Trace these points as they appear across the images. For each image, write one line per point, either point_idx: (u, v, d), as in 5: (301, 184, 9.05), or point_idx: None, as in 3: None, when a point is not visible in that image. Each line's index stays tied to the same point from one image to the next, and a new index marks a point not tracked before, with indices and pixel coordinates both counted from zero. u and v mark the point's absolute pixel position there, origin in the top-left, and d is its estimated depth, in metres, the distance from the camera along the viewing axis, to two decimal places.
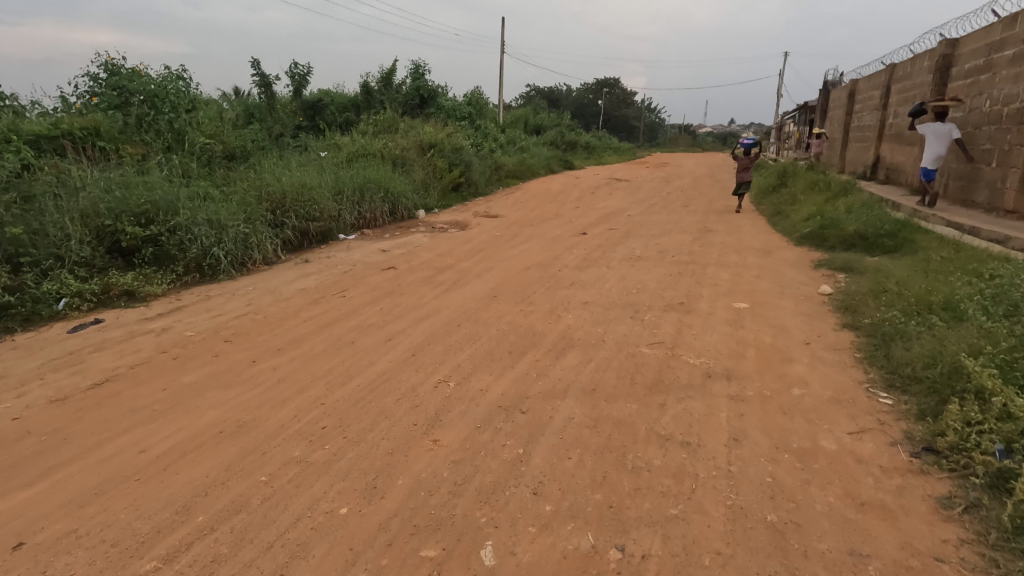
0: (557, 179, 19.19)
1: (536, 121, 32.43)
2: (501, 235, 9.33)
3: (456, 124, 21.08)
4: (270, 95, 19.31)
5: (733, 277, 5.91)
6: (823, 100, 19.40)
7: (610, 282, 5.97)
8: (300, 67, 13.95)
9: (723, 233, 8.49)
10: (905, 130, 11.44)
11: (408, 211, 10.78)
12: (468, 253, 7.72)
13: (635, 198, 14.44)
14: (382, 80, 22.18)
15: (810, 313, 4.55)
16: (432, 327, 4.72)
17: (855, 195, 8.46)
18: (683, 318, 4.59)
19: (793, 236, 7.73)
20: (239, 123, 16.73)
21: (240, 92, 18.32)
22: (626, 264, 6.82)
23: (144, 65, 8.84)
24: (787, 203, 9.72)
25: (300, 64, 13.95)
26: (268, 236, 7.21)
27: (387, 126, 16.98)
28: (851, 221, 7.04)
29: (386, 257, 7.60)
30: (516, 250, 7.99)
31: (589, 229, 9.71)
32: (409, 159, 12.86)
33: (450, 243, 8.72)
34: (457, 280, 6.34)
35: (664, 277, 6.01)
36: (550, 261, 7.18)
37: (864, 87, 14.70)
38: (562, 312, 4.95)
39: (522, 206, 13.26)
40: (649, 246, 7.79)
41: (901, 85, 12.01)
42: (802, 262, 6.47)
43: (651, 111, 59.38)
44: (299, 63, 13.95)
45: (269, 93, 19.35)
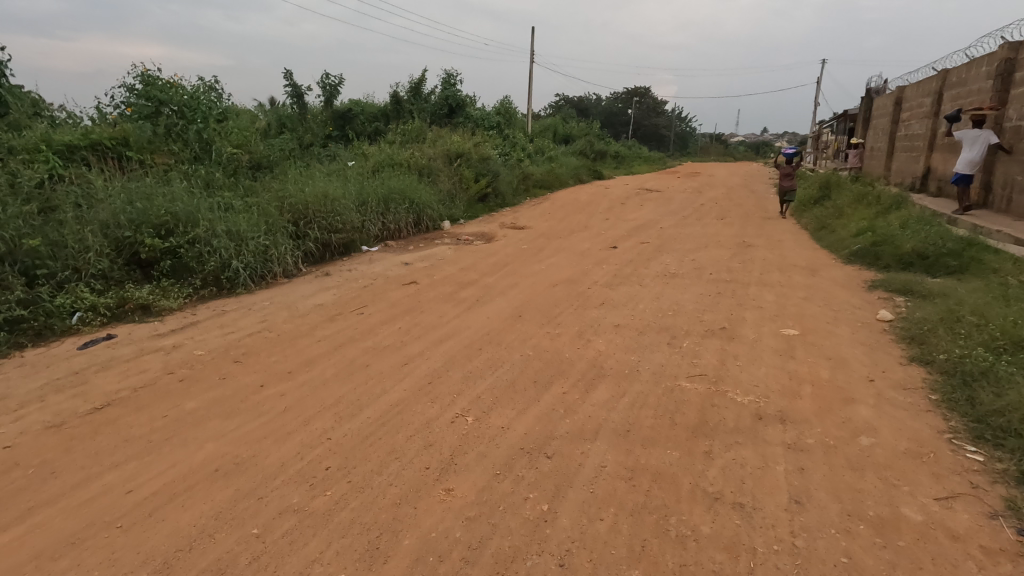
0: (586, 189, 18.80)
1: (565, 130, 32.15)
2: (527, 248, 9.02)
3: (484, 133, 20.93)
4: (302, 105, 19.52)
5: (777, 298, 5.46)
6: (866, 108, 18.58)
7: (643, 302, 5.59)
8: (333, 78, 14.04)
9: (763, 249, 8.00)
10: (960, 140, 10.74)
11: (434, 223, 10.56)
12: (493, 268, 7.42)
13: (667, 209, 13.97)
14: (412, 89, 22.24)
15: (870, 344, 4.09)
16: (453, 350, 4.42)
17: (908, 209, 7.89)
18: (725, 346, 4.18)
19: (841, 253, 7.21)
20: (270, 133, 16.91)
21: (272, 103, 18.57)
22: (660, 281, 6.42)
23: (178, 77, 8.90)
24: (832, 217, 9.16)
25: (333, 76, 14.05)
26: (289, 248, 7.04)
27: (415, 136, 16.92)
28: (907, 238, 6.50)
29: (408, 271, 7.36)
30: (543, 264, 7.66)
31: (620, 243, 9.32)
32: (435, 169, 12.68)
33: (474, 256, 8.44)
34: (480, 297, 6.04)
35: (701, 297, 5.59)
36: (579, 277, 6.82)
37: (911, 94, 13.98)
38: (592, 336, 4.59)
39: (550, 217, 12.93)
40: (684, 263, 7.36)
41: (956, 92, 11.30)
42: (853, 282, 5.97)
43: (682, 120, 58.57)
44: (332, 75, 14.07)
45: (301, 103, 19.56)
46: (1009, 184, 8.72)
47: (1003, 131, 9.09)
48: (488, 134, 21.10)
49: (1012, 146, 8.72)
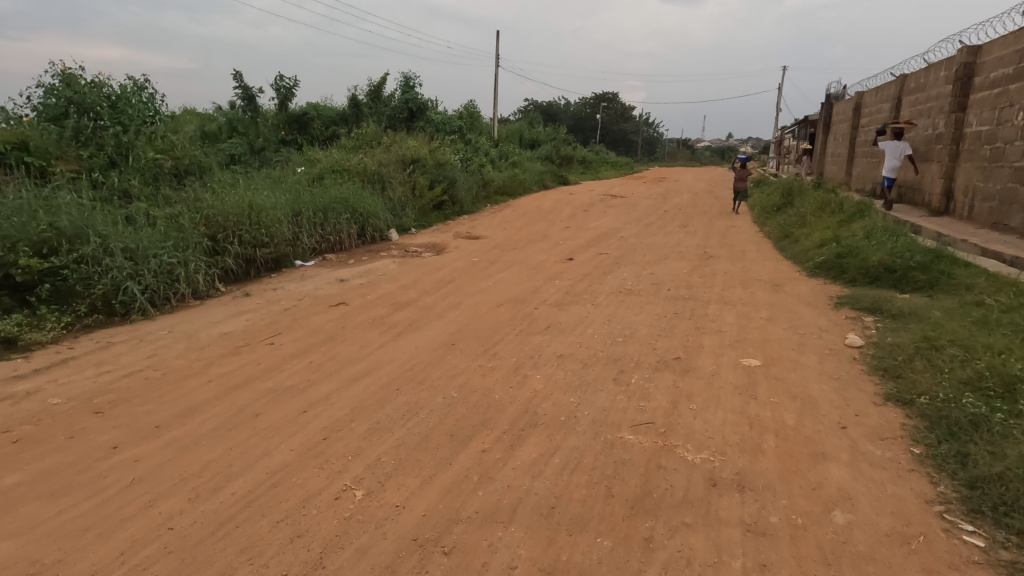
0: (550, 196, 18.31)
1: (531, 135, 31.75)
2: (478, 261, 8.41)
3: (446, 139, 20.32)
4: (254, 108, 18.59)
5: (739, 318, 4.96)
6: (826, 114, 18.60)
7: (593, 325, 5.03)
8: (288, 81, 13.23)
9: (725, 261, 7.57)
10: (920, 145, 10.57)
11: (380, 233, 9.87)
12: (435, 285, 6.78)
13: (630, 217, 13.55)
14: (371, 92, 21.45)
15: (840, 378, 3.59)
16: (365, 392, 3.77)
17: (872, 218, 7.57)
18: (677, 383, 3.63)
19: (806, 265, 6.81)
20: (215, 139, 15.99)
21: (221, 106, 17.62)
22: (614, 300, 5.88)
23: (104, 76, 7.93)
24: (795, 225, 8.81)
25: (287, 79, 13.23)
26: (203, 266, 6.26)
27: (371, 140, 16.17)
28: (873, 249, 6.13)
29: (340, 289, 6.66)
30: (492, 280, 7.06)
31: (577, 254, 8.79)
32: (387, 175, 11.98)
33: (419, 270, 7.79)
34: (414, 320, 5.40)
35: (657, 319, 5.07)
36: (529, 295, 6.24)
37: (870, 99, 13.91)
38: (529, 370, 4.00)
39: (508, 225, 12.36)
40: (642, 277, 6.86)
41: (915, 98, 11.16)
42: (819, 299, 5.52)
43: (648, 126, 59.02)
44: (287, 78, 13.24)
45: (253, 106, 18.62)
46: (971, 190, 8.51)
47: (963, 136, 8.91)
48: (450, 140, 20.47)
49: (973, 151, 8.52)
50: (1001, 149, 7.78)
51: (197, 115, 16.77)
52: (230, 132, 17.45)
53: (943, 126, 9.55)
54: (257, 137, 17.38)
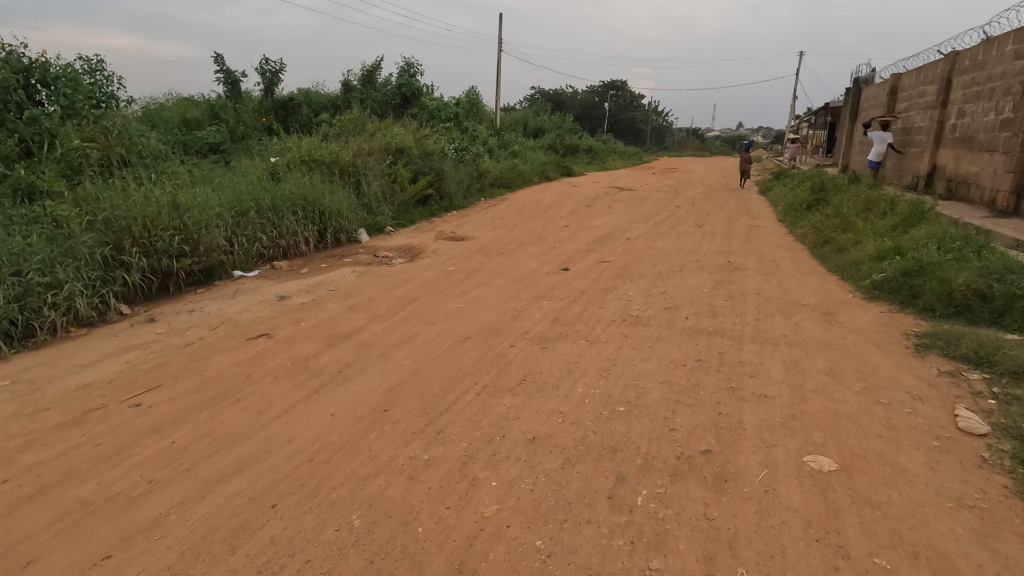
0: (551, 188, 16.87)
1: (536, 122, 30.20)
2: (456, 270, 7.05)
3: (441, 127, 18.90)
4: (237, 94, 17.26)
5: (786, 370, 3.58)
6: (853, 99, 16.92)
7: (586, 377, 3.65)
8: (276, 63, 12.12)
9: (754, 274, 6.16)
10: (978, 133, 9.04)
11: (348, 235, 8.57)
12: (392, 307, 5.44)
13: (637, 213, 12.13)
14: (364, 77, 20.08)
15: (978, 507, 2.21)
16: (221, 511, 2.44)
17: (936, 224, 6.14)
18: (709, 509, 2.27)
19: (859, 283, 5.40)
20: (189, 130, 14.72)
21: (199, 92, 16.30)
22: (614, 333, 4.50)
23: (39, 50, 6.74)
24: (836, 229, 7.38)
25: (276, 62, 12.12)
26: (90, 285, 5.02)
27: (357, 126, 14.81)
28: (954, 267, 4.71)
29: (275, 311, 5.34)
30: (465, 299, 5.69)
31: (575, 262, 7.41)
32: (366, 166, 10.65)
33: (381, 283, 6.44)
34: (346, 365, 4.03)
35: (673, 370, 3.68)
36: (506, 324, 4.87)
37: (909, 81, 12.36)
38: (481, 469, 2.64)
39: (500, 223, 10.97)
40: (652, 297, 5.47)
41: (970, 78, 9.60)
42: (891, 337, 4.11)
43: (658, 114, 57.07)
44: (275, 61, 12.10)
45: (236, 93, 17.32)
46: None
47: None
48: (445, 128, 19.09)
49: None
50: None
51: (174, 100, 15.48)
52: (211, 119, 16.16)
53: (1011, 110, 8.04)
54: (239, 124, 16.06)
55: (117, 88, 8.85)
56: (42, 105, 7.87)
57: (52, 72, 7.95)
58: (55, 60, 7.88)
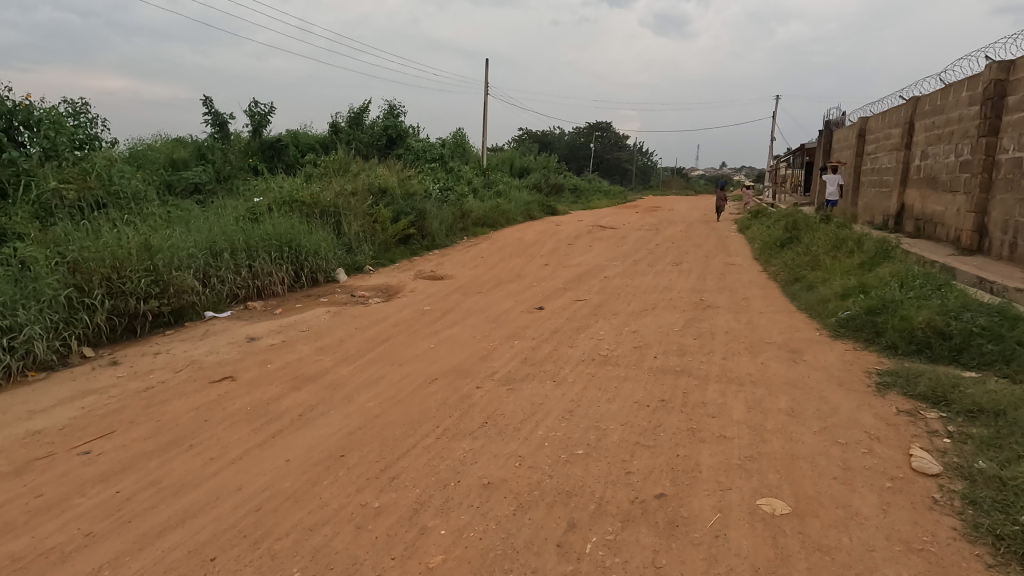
0: (534, 227, 17.09)
1: (522, 162, 30.80)
2: (431, 309, 7.05)
3: (427, 168, 19.24)
4: (225, 135, 17.52)
5: (747, 409, 3.58)
6: (825, 141, 17.51)
7: (549, 418, 3.62)
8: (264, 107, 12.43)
9: (724, 312, 6.23)
10: (941, 174, 9.36)
11: (326, 274, 8.59)
12: (363, 347, 5.41)
13: (617, 251, 12.30)
14: (351, 119, 20.50)
15: (926, 550, 2.20)
16: (157, 567, 2.37)
17: (900, 263, 6.29)
18: (657, 556, 2.24)
19: (826, 320, 5.49)
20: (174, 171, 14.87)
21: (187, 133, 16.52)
22: (582, 373, 4.50)
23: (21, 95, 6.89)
24: (806, 267, 7.51)
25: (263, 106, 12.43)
26: (52, 329, 4.99)
27: (340, 167, 15.01)
28: (915, 305, 4.80)
29: (243, 352, 5.29)
30: (437, 339, 5.68)
31: (550, 301, 7.46)
32: (347, 206, 10.76)
33: (355, 323, 6.42)
34: (307, 409, 3.97)
35: (636, 411, 3.67)
36: (475, 364, 4.84)
37: (875, 125, 12.86)
38: (431, 517, 2.58)
39: (480, 262, 11.04)
40: (623, 336, 5.49)
41: (931, 121, 10.01)
42: (854, 375, 4.15)
43: (643, 154, 58.55)
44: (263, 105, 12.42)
45: (224, 134, 17.59)
46: (1012, 226, 7.21)
47: (997, 164, 7.70)
48: (431, 169, 19.41)
49: (1012, 181, 7.30)
50: None
51: (161, 141, 15.68)
52: (198, 159, 16.35)
53: (970, 152, 8.37)
54: (226, 164, 16.21)
55: (100, 130, 8.97)
56: (23, 146, 7.95)
57: (35, 114, 8.06)
58: (39, 103, 8.01)
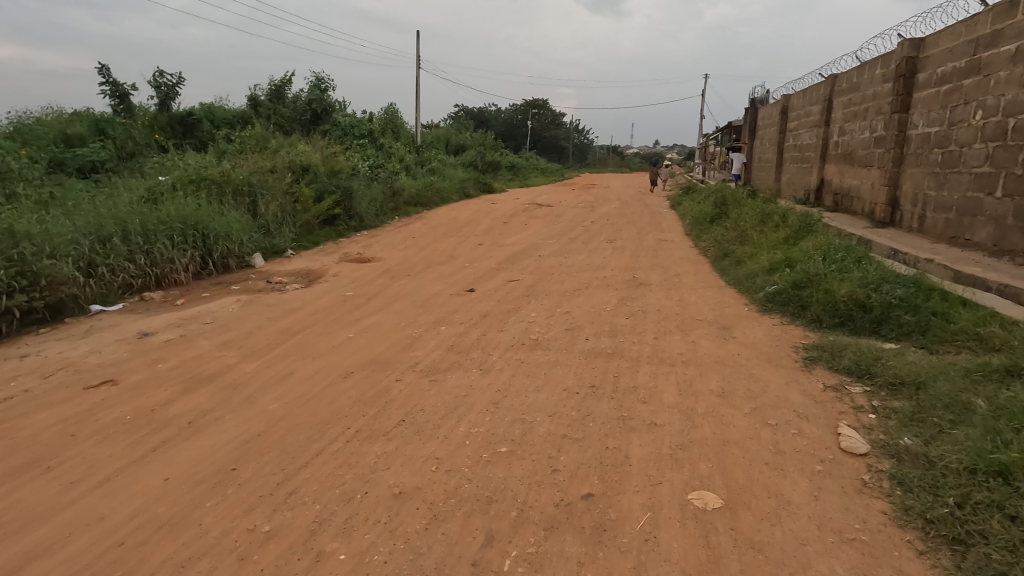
0: (469, 206, 16.64)
1: (457, 139, 30.05)
2: (354, 295, 6.58)
3: (356, 145, 18.30)
4: (128, 108, 15.91)
5: (679, 393, 3.44)
6: (750, 118, 18.00)
7: (472, 413, 3.34)
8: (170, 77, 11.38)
9: (657, 290, 6.14)
10: (856, 149, 9.72)
11: (239, 259, 7.88)
12: (273, 340, 4.91)
13: (553, 229, 12.14)
14: (272, 92, 19.18)
15: (858, 540, 2.09)
16: None
17: (823, 236, 6.41)
18: (582, 569, 2.02)
19: (755, 295, 5.49)
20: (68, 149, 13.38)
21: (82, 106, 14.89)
22: (510, 360, 4.24)
23: None
24: (734, 242, 7.58)
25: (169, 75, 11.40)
26: None
27: (258, 143, 13.97)
28: (837, 278, 4.86)
29: (132, 351, 4.67)
30: (357, 329, 5.25)
31: (482, 282, 7.15)
32: (264, 184, 9.95)
33: (268, 313, 5.88)
34: (200, 414, 3.49)
35: (565, 400, 3.44)
36: (396, 354, 4.48)
37: (797, 102, 13.24)
38: (330, 540, 2.25)
39: (411, 243, 10.55)
40: (555, 318, 5.27)
41: (848, 98, 10.35)
42: (781, 351, 4.12)
43: (579, 132, 58.87)
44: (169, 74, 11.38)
45: (126, 107, 15.99)
46: (921, 198, 7.54)
47: (908, 139, 8.01)
48: (361, 146, 18.49)
49: (921, 155, 7.60)
50: (956, 152, 6.78)
51: (50, 115, 14.05)
52: (97, 135, 14.80)
53: (883, 128, 8.69)
54: (132, 140, 14.80)
55: None
56: None
57: None
58: None
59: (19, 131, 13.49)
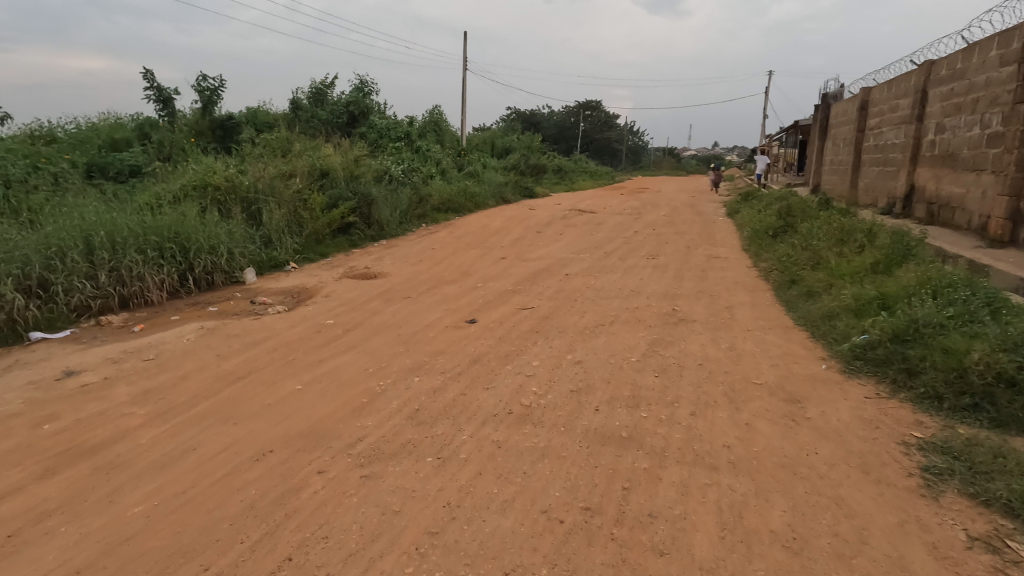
0: (505, 212, 15.52)
1: (503, 142, 29.06)
2: (335, 323, 5.59)
3: (392, 149, 17.58)
4: (171, 112, 15.87)
5: (720, 540, 2.18)
6: (821, 116, 16.01)
7: (394, 554, 2.21)
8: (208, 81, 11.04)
9: (701, 330, 4.80)
10: (960, 150, 7.95)
11: (227, 275, 7.07)
12: (204, 391, 3.95)
13: (589, 241, 10.85)
14: (313, 94, 18.87)
15: None
16: None
17: (928, 265, 4.88)
18: None
19: (834, 346, 4.09)
20: (105, 153, 13.34)
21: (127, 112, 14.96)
22: (483, 444, 3.06)
23: None
24: (804, 265, 6.09)
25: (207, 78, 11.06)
26: None
27: (286, 147, 13.42)
28: (961, 334, 3.42)
29: (35, 401, 3.83)
30: (312, 376, 4.22)
31: (489, 310, 6.00)
32: (273, 188, 9.17)
33: (226, 345, 4.95)
34: (33, 521, 2.53)
35: (540, 537, 2.25)
36: (339, 423, 3.40)
37: (880, 96, 11.36)
38: None
39: (428, 255, 9.54)
40: (560, 370, 4.06)
41: (948, 89, 8.56)
42: (882, 453, 2.76)
43: (633, 135, 56.84)
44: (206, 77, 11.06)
45: (170, 111, 15.98)
46: None
47: None
48: (396, 150, 17.78)
49: None
50: None
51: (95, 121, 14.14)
52: (139, 139, 14.81)
53: (1000, 124, 6.95)
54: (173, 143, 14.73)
55: None
56: None
57: None
58: None
59: (63, 137, 13.61)
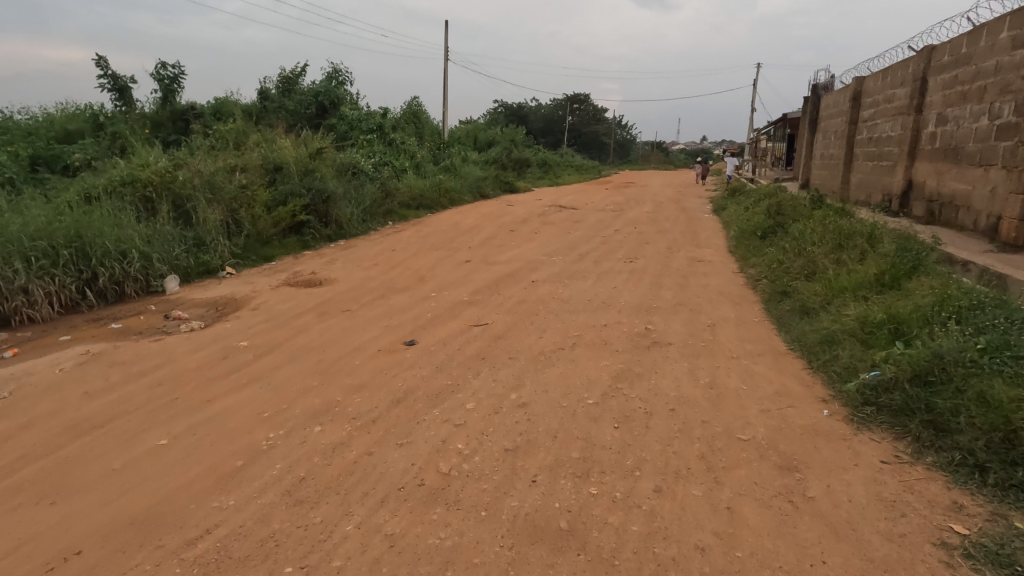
0: (480, 208, 14.63)
1: (486, 135, 28.11)
2: (248, 345, 4.71)
3: (363, 142, 16.59)
4: (128, 102, 14.80)
5: None
6: (811, 108, 15.28)
7: None
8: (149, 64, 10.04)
9: (677, 357, 4.00)
10: (964, 143, 7.23)
11: (141, 284, 6.15)
12: (39, 449, 3.08)
13: (564, 241, 10.02)
14: (282, 83, 17.83)
15: None
16: None
17: (943, 278, 4.12)
18: None
19: (837, 384, 3.30)
20: (49, 144, 12.28)
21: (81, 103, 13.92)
22: (369, 544, 2.24)
23: None
24: (797, 275, 5.31)
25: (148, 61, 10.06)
26: None
27: (243, 138, 12.43)
28: (1002, 379, 2.65)
29: None
30: (188, 422, 3.36)
31: (434, 327, 5.15)
32: (211, 184, 8.24)
33: (104, 377, 4.07)
34: None
35: None
36: (191, 502, 2.56)
37: (874, 85, 10.61)
38: None
39: (385, 258, 8.67)
40: (498, 416, 3.23)
41: (950, 76, 7.83)
42: (916, 566, 1.97)
43: (621, 128, 56.01)
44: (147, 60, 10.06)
45: (127, 101, 14.91)
46: None
47: None
48: (368, 143, 16.80)
49: None
50: None
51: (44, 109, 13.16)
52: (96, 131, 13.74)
53: (1012, 115, 6.23)
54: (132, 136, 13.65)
55: None
56: None
57: None
58: None
59: (5, 126, 12.58)
